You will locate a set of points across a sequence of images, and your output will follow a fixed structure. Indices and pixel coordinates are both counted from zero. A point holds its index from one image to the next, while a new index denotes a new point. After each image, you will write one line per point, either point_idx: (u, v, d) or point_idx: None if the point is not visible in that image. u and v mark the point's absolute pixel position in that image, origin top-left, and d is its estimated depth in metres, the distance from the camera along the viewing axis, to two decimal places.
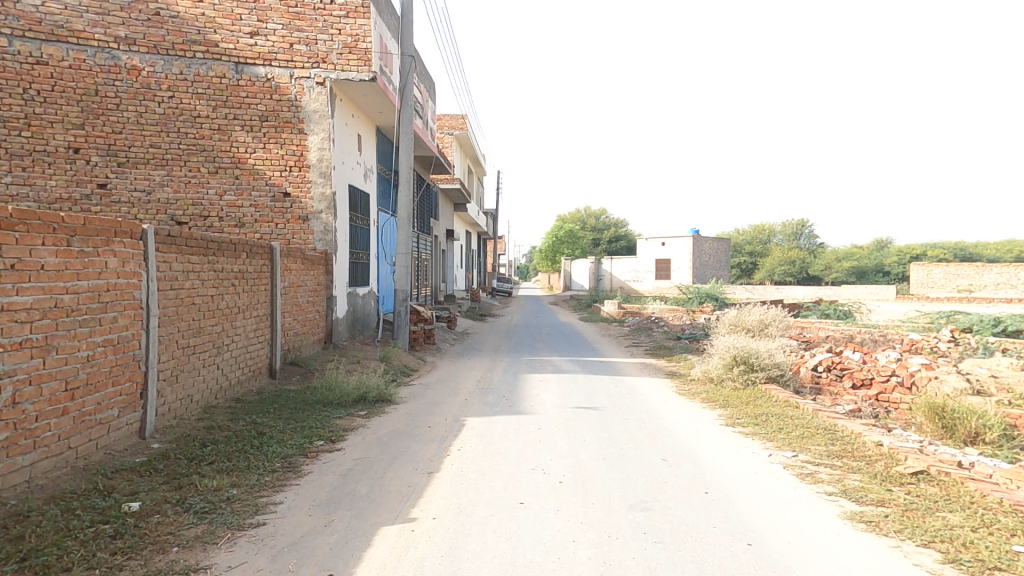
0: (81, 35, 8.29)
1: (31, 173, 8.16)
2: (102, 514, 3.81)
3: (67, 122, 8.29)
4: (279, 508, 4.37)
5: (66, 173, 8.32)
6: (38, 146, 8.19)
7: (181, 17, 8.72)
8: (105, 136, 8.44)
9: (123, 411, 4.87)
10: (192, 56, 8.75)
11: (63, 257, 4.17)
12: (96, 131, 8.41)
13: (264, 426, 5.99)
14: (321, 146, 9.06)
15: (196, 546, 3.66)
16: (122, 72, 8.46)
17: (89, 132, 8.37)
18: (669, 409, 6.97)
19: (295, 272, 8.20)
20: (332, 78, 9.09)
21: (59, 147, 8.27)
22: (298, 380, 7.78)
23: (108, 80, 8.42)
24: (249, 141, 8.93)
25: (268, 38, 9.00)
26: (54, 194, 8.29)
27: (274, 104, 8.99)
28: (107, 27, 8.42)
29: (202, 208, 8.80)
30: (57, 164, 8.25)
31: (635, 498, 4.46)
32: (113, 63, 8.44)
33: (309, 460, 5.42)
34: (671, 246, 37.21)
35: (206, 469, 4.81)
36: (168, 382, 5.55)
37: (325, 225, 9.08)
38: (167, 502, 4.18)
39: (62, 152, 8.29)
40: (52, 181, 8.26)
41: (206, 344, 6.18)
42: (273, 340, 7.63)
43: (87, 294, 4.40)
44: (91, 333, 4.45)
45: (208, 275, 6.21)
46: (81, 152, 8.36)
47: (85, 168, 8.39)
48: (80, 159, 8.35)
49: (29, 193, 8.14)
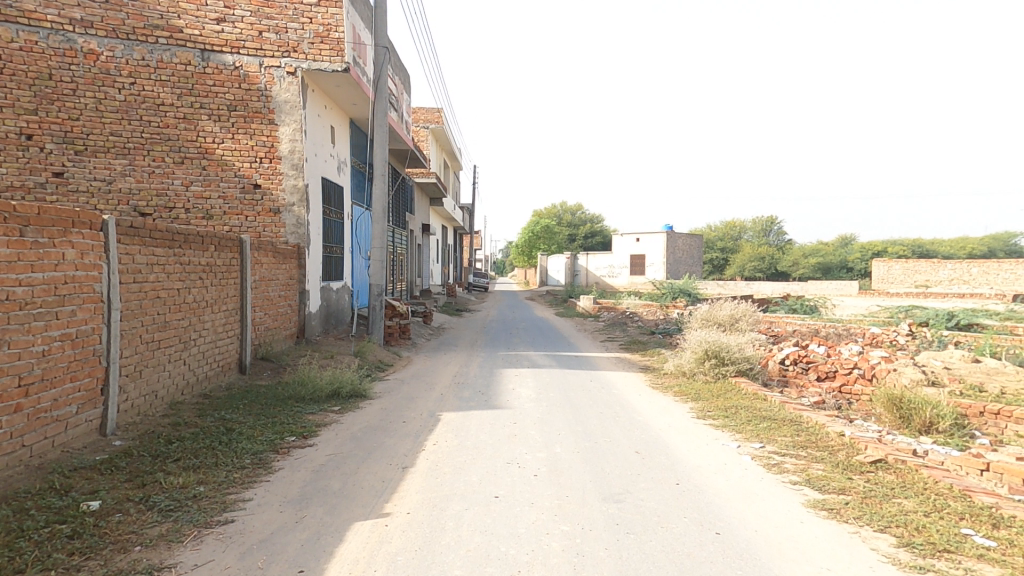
0: (32, 16, 7.89)
1: None
2: (59, 514, 3.69)
3: (19, 107, 7.91)
4: (248, 504, 4.29)
5: (19, 160, 7.95)
6: None
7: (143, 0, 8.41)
8: (61, 122, 8.09)
9: (83, 407, 4.71)
10: (154, 42, 8.44)
11: (15, 248, 3.99)
12: (52, 118, 8.06)
13: (233, 422, 5.87)
14: (293, 137, 8.87)
15: (159, 545, 3.57)
16: (79, 56, 8.11)
17: (44, 118, 8.01)
18: (643, 402, 7.08)
19: (265, 266, 8.02)
20: (304, 68, 8.88)
21: (11, 133, 7.89)
22: (268, 376, 7.63)
23: (64, 64, 8.07)
24: (216, 131, 8.68)
25: (236, 26, 8.75)
26: (6, 182, 7.91)
27: (243, 93, 8.75)
28: (61, 8, 8.05)
29: (166, 199, 8.51)
30: (8, 150, 7.87)
31: (608, 490, 4.53)
32: (69, 46, 8.08)
33: (280, 456, 5.33)
34: (646, 243, 37.74)
35: (171, 467, 4.68)
36: (131, 378, 5.37)
37: (298, 218, 8.92)
38: (129, 501, 4.06)
39: (14, 138, 7.92)
40: (3, 168, 7.88)
41: (172, 339, 6.00)
42: (243, 335, 7.46)
43: (41, 287, 4.23)
44: (47, 327, 4.29)
45: (174, 268, 6.03)
46: (35, 139, 7.99)
47: (40, 156, 8.04)
48: (34, 146, 7.99)
49: None
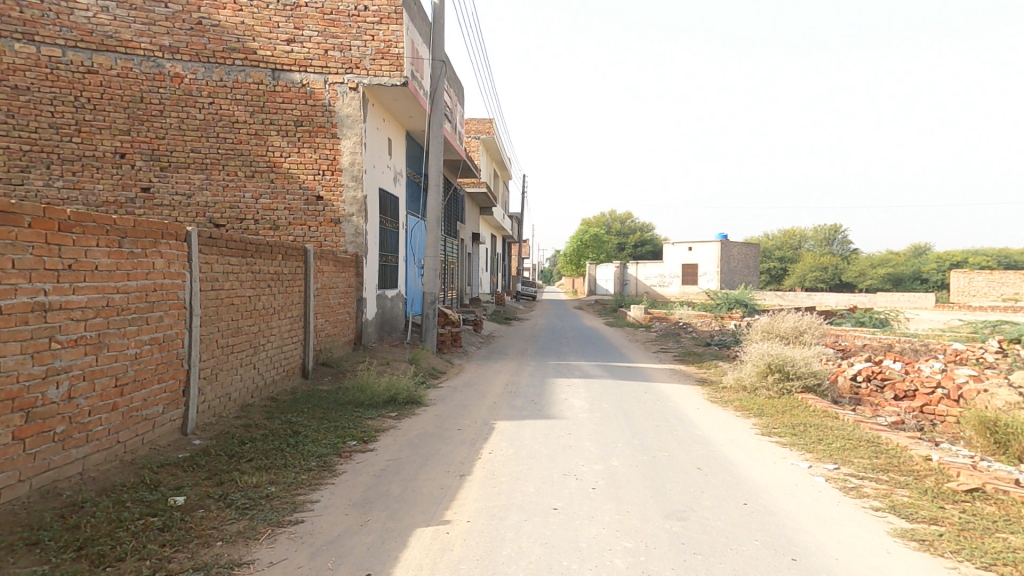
0: (128, 45, 8.55)
1: (81, 177, 8.45)
2: (150, 507, 3.91)
3: (114, 128, 8.56)
4: (315, 506, 4.43)
5: (113, 177, 8.59)
6: (87, 151, 8.47)
7: (221, 25, 8.93)
8: (149, 141, 8.68)
9: (167, 407, 5.00)
10: (231, 64, 8.95)
11: (115, 258, 4.32)
12: (141, 137, 8.67)
13: (299, 425, 6.08)
14: (354, 149, 9.18)
15: (238, 542, 3.73)
16: (166, 80, 8.71)
17: (135, 138, 8.63)
18: (701, 416, 6.89)
19: (326, 274, 8.31)
20: (365, 83, 9.20)
21: (107, 152, 8.54)
22: (329, 381, 7.88)
23: (153, 87, 8.67)
24: (283, 146, 9.10)
25: (304, 45, 9.17)
26: (102, 198, 8.56)
27: (309, 109, 9.14)
28: (151, 35, 8.67)
29: (238, 211, 8.97)
30: (105, 169, 8.52)
31: (671, 507, 4.42)
32: (158, 71, 8.69)
33: (343, 459, 5.49)
34: (699, 251, 37.00)
35: (245, 466, 4.90)
36: (209, 380, 5.67)
37: (357, 228, 9.22)
38: (210, 498, 4.28)
39: (110, 157, 8.56)
40: (100, 185, 8.54)
41: (244, 344, 6.30)
42: (306, 341, 7.73)
43: (136, 294, 4.54)
44: (139, 331, 4.59)
45: (246, 277, 6.35)
46: (127, 157, 8.61)
47: (131, 173, 8.65)
48: (126, 164, 8.61)
49: (78, 198, 8.43)
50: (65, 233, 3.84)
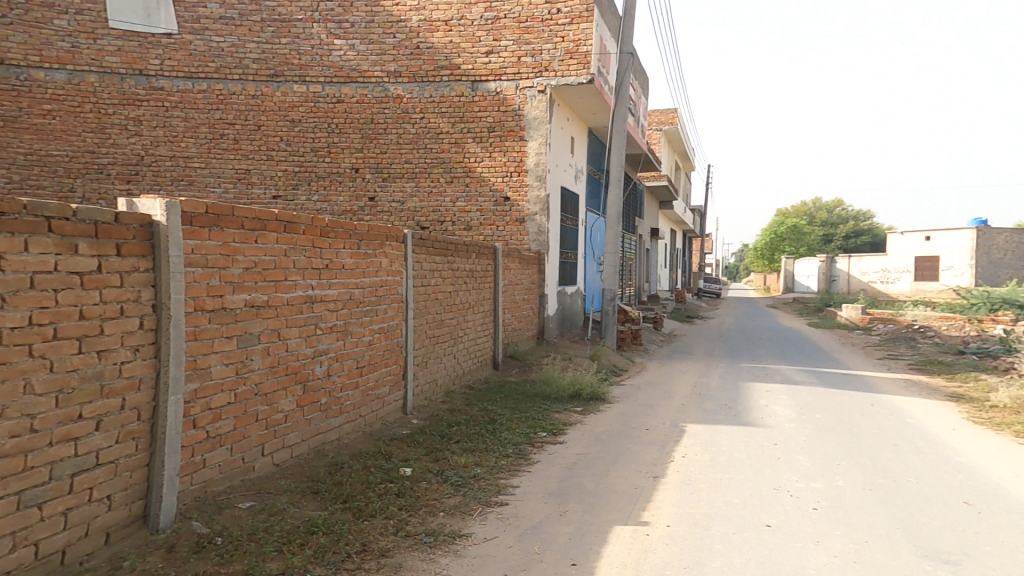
0: (366, 74, 10.02)
1: (328, 191, 10.05)
2: (387, 474, 4.48)
3: (352, 147, 10.05)
4: (517, 491, 4.62)
5: (351, 189, 10.05)
6: (334, 169, 10.02)
7: (434, 46, 9.97)
8: (375, 156, 10.05)
9: (393, 388, 5.72)
10: (440, 80, 9.98)
11: (355, 258, 5.07)
12: (371, 154, 10.06)
13: (494, 413, 6.47)
14: (539, 150, 9.61)
15: (456, 515, 4.06)
16: (390, 101, 10.03)
17: (365, 154, 10.05)
18: (959, 440, 5.56)
19: (513, 272, 8.76)
20: (553, 85, 9.59)
21: (346, 168, 10.05)
22: (517, 373, 8.28)
23: (380, 109, 10.06)
24: (478, 152, 9.85)
25: (501, 55, 9.80)
26: (341, 208, 10.04)
27: (501, 115, 9.77)
28: (381, 64, 10.04)
29: (439, 214, 9.94)
30: (344, 181, 10.01)
31: (928, 547, 3.61)
32: (385, 94, 10.04)
33: (536, 449, 5.68)
34: (938, 241, 30.34)
35: (455, 447, 5.36)
36: (421, 366, 6.37)
37: (539, 227, 9.62)
38: (431, 472, 4.75)
39: (348, 172, 10.06)
40: (340, 197, 10.05)
41: (447, 335, 6.94)
42: (495, 334, 8.23)
43: (369, 288, 5.28)
44: (372, 321, 5.33)
45: (448, 274, 6.97)
46: (360, 171, 10.03)
47: (362, 185, 10.08)
48: (359, 177, 10.05)
49: (326, 208, 10.02)
50: (323, 237, 4.61)
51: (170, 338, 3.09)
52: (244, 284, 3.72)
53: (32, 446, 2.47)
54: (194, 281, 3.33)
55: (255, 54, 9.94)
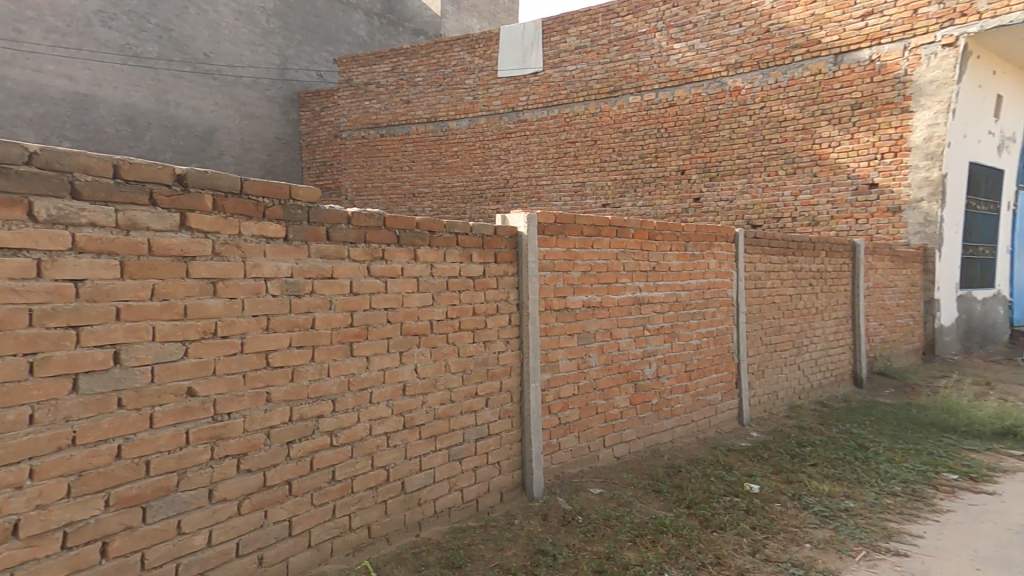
0: (703, 72, 9.41)
1: (653, 196, 10.03)
2: (731, 487, 4.14)
3: (681, 150, 9.74)
4: (921, 542, 3.55)
5: (676, 192, 9.82)
6: (659, 173, 9.96)
7: (790, 24, 8.75)
8: (704, 156, 9.54)
9: (725, 396, 5.34)
10: (790, 61, 8.78)
11: (681, 260, 4.89)
12: (699, 154, 9.60)
13: (864, 438, 5.28)
14: (933, 121, 7.75)
15: (830, 551, 3.39)
16: (727, 95, 9.27)
17: (693, 155, 9.64)
18: None
19: (881, 272, 7.12)
20: (971, 34, 7.46)
21: (672, 171, 9.85)
22: (890, 395, 6.63)
23: (715, 105, 9.38)
24: (834, 135, 8.52)
25: (887, 14, 8.05)
26: (665, 211, 9.95)
27: (875, 86, 8.17)
28: (722, 58, 9.28)
29: (776, 210, 8.99)
30: (670, 185, 9.84)
31: None
32: (722, 89, 9.32)
33: (942, 493, 4.31)
34: None
35: (812, 471, 4.57)
36: (756, 375, 5.71)
37: (927, 215, 7.85)
38: (784, 494, 4.15)
39: (674, 175, 9.85)
40: (664, 201, 9.94)
41: (787, 343, 6.04)
42: (853, 345, 6.83)
43: (695, 291, 5.02)
44: (699, 324, 5.07)
45: (787, 275, 6.05)
46: (686, 172, 9.72)
47: (688, 187, 9.72)
48: (685, 178, 9.72)
49: (649, 213, 10.06)
50: (650, 240, 4.57)
51: (529, 333, 3.57)
52: (583, 287, 3.99)
53: (451, 412, 3.16)
54: (545, 284, 3.72)
55: (601, 74, 10.24)
